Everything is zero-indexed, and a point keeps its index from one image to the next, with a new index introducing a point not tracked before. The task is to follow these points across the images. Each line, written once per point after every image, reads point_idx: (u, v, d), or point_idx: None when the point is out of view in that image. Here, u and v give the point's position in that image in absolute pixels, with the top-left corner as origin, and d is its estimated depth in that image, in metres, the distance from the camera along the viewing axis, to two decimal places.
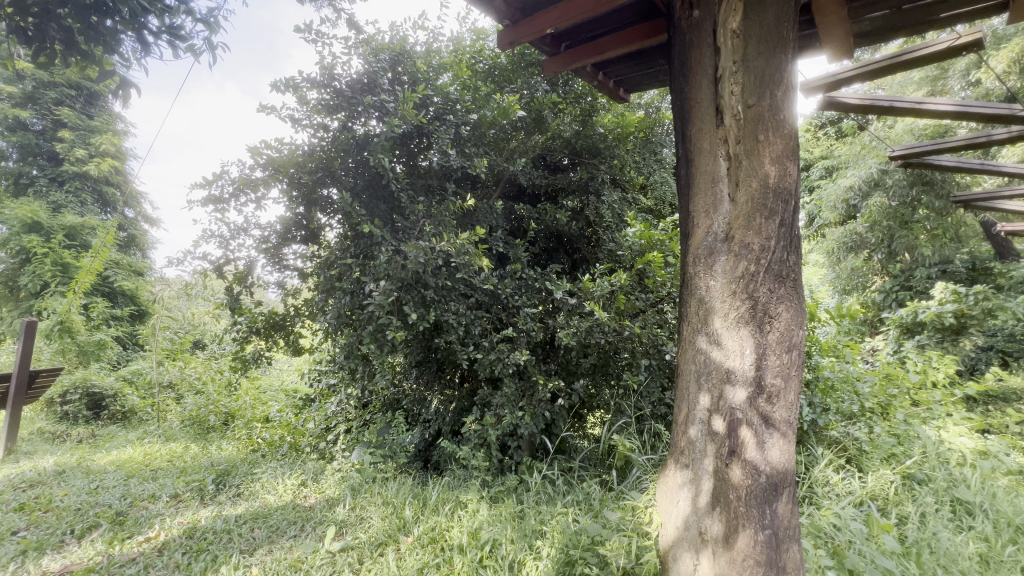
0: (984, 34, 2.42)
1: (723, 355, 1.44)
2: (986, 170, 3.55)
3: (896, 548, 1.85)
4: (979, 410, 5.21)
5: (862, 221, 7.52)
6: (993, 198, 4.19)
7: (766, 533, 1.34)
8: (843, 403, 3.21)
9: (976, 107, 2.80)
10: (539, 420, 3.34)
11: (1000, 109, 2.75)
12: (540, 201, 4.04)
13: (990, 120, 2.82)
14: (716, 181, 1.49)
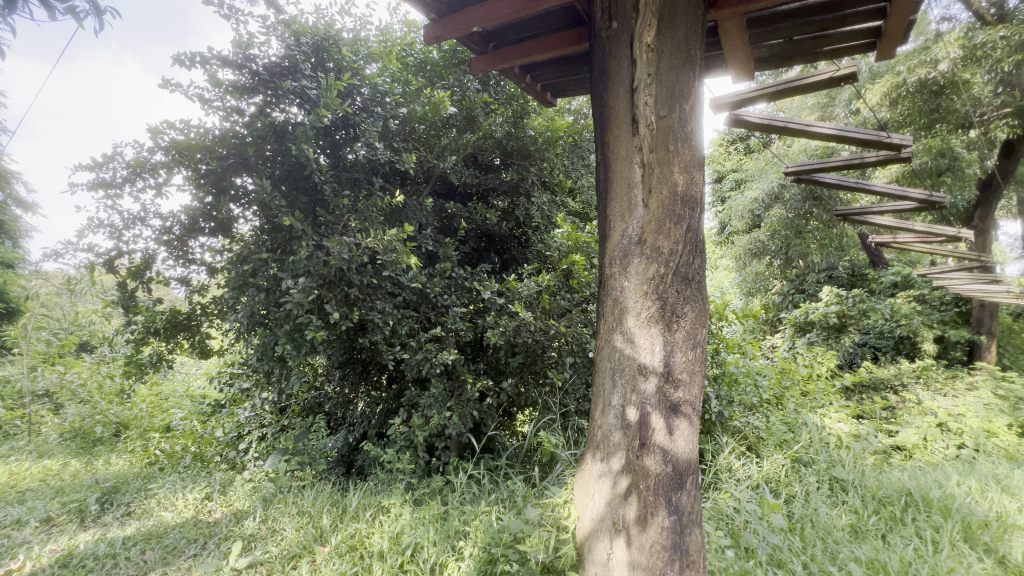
0: (859, 67, 2.74)
1: (636, 352, 1.51)
2: (862, 188, 4.04)
3: (783, 526, 2.06)
4: (854, 399, 5.98)
5: (765, 231, 8.32)
6: (867, 213, 4.79)
7: (672, 519, 1.44)
8: (745, 395, 3.51)
9: (853, 132, 3.18)
10: (466, 420, 3.32)
11: (871, 135, 3.14)
12: (472, 200, 4.04)
13: (864, 145, 3.21)
14: (630, 187, 1.56)
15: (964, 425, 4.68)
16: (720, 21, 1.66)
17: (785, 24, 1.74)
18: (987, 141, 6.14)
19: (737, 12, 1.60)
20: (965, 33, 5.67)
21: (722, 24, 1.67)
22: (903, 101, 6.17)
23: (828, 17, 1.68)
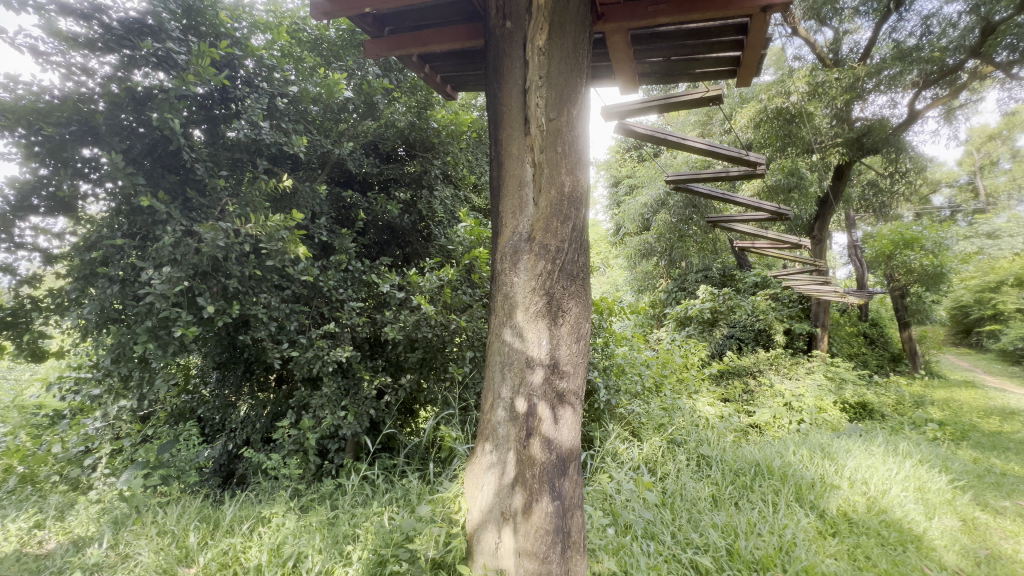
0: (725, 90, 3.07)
1: (524, 346, 1.56)
2: (729, 199, 4.57)
3: (655, 501, 2.28)
4: (722, 384, 6.83)
5: (653, 233, 9.09)
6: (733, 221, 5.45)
7: (555, 503, 1.51)
8: (631, 384, 3.80)
9: (721, 149, 3.57)
10: (362, 419, 3.18)
11: (735, 153, 3.55)
12: (372, 190, 3.85)
13: (730, 161, 3.62)
14: (522, 184, 1.60)
15: (803, 404, 5.57)
16: (607, 34, 1.77)
17: (663, 45, 1.90)
18: (824, 165, 7.32)
19: (621, 27, 1.72)
20: (811, 72, 6.68)
21: (609, 37, 1.79)
22: (764, 125, 7.10)
23: (698, 43, 1.87)
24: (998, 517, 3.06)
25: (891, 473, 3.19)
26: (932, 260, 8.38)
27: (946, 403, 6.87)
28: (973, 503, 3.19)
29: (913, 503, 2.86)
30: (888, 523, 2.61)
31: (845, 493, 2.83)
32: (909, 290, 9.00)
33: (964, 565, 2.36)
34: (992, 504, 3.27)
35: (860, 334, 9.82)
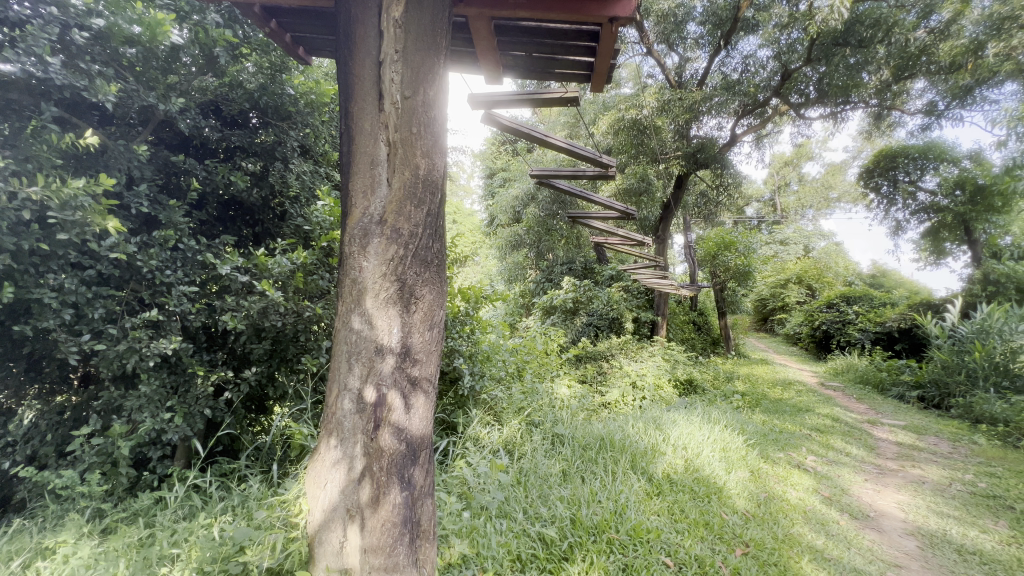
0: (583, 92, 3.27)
1: (373, 333, 1.49)
2: (587, 197, 4.92)
3: (508, 480, 2.39)
4: (580, 367, 7.46)
5: (523, 225, 9.48)
6: (590, 218, 5.91)
7: (405, 495, 1.48)
8: (495, 369, 3.91)
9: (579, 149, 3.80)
10: (193, 421, 2.74)
11: (591, 154, 3.80)
12: (212, 157, 3.30)
13: (586, 161, 3.87)
14: (374, 164, 1.51)
15: (645, 383, 6.36)
16: (470, 19, 1.76)
17: (524, 40, 1.95)
18: (668, 173, 8.33)
19: (483, 13, 1.72)
20: (659, 90, 7.52)
21: (472, 22, 1.78)
22: (621, 133, 7.80)
23: (557, 43, 1.95)
24: (774, 466, 3.85)
25: (703, 438, 3.79)
26: (743, 260, 10.14)
27: (747, 377, 8.45)
28: (759, 456, 3.96)
29: (717, 461, 3.44)
30: (699, 480, 3.10)
31: (669, 458, 3.30)
32: (727, 285, 10.79)
33: (749, 507, 2.94)
34: (772, 456, 4.10)
35: (690, 321, 11.50)
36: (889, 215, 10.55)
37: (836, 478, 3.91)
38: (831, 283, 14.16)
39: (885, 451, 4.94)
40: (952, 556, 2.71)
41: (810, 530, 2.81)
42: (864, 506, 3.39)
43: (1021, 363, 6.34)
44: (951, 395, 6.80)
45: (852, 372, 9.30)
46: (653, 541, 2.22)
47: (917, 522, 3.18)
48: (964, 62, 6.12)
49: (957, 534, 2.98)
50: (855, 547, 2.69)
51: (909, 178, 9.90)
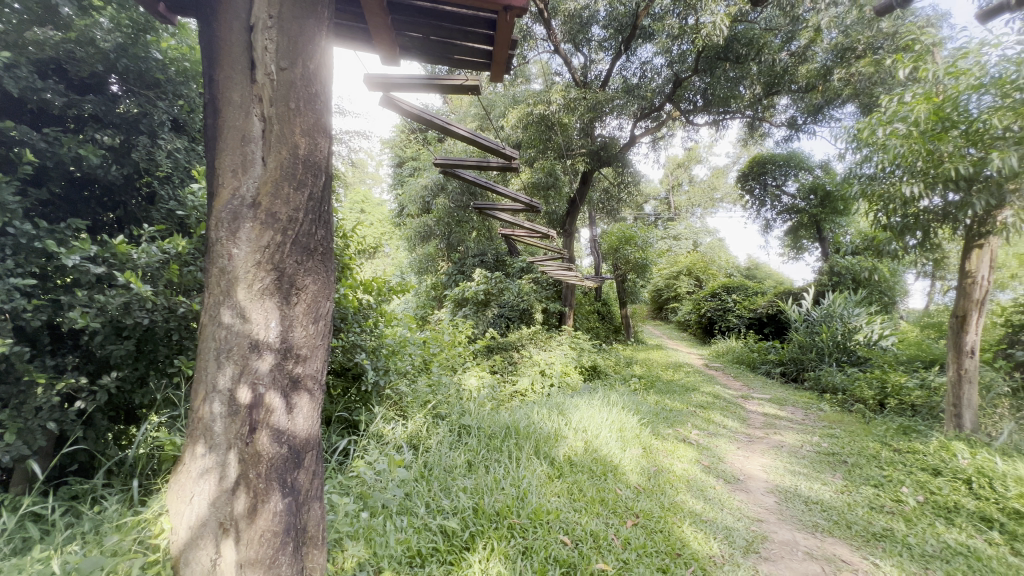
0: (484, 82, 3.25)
1: (246, 328, 1.35)
2: (492, 188, 4.93)
3: (407, 476, 2.33)
4: (491, 358, 7.54)
5: (433, 216, 9.30)
6: (496, 210, 5.96)
7: (286, 501, 1.38)
8: (401, 364, 3.78)
9: (482, 139, 3.78)
10: (31, 439, 2.27)
11: (494, 145, 3.80)
12: (56, 125, 2.74)
13: (490, 152, 3.86)
14: (246, 140, 1.37)
15: (553, 371, 6.62)
16: None
17: (421, 20, 1.87)
18: (574, 170, 8.66)
19: None
20: (565, 87, 7.76)
21: None
22: (530, 127, 7.92)
23: (454, 27, 1.90)
24: (664, 442, 4.21)
25: (602, 420, 4.03)
26: (641, 253, 10.90)
27: (644, 362, 9.14)
28: (651, 433, 4.30)
29: (614, 441, 3.68)
30: (597, 460, 3.29)
31: (570, 441, 3.45)
32: (627, 276, 11.55)
33: (640, 481, 3.18)
34: (662, 433, 4.48)
35: (594, 311, 12.14)
36: (761, 214, 11.99)
37: (715, 448, 4.38)
38: (714, 274, 15.77)
39: (754, 422, 5.64)
40: (801, 507, 3.16)
41: (691, 497, 3.11)
42: (736, 471, 3.84)
43: (855, 340, 7.59)
44: (804, 370, 7.94)
45: (731, 353, 10.48)
46: (553, 521, 2.31)
47: (776, 480, 3.67)
48: (817, 83, 7.05)
49: (806, 488, 3.49)
50: (727, 508, 3.03)
51: (776, 183, 11.33)
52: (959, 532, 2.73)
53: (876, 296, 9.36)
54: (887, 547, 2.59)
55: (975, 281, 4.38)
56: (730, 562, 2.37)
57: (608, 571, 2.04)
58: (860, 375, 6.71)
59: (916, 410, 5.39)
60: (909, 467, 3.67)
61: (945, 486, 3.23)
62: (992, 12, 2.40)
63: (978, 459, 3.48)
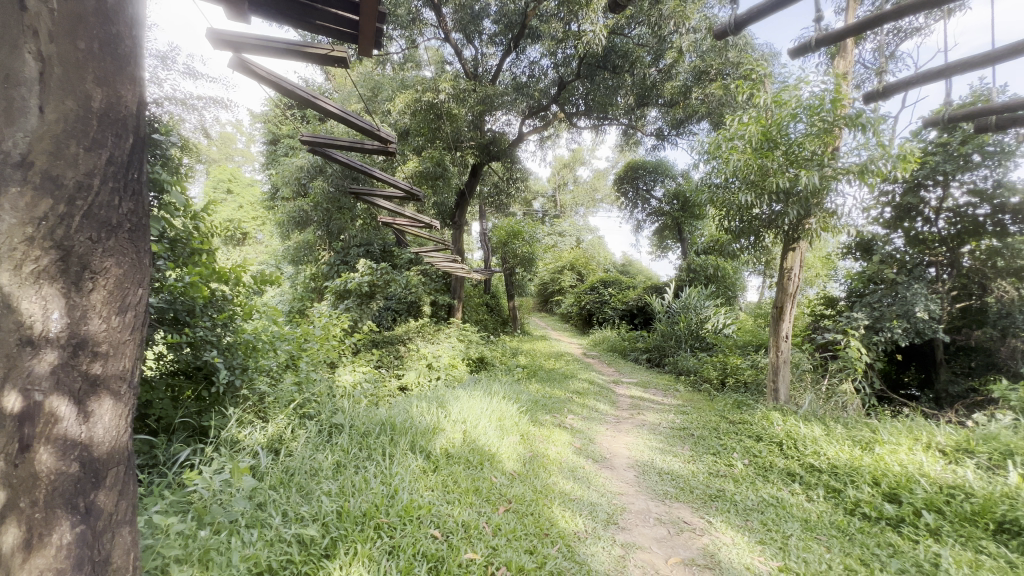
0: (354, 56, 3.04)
1: (14, 319, 1.10)
2: (363, 170, 4.68)
3: (253, 486, 2.03)
4: (375, 351, 7.21)
5: (310, 200, 8.54)
6: (372, 194, 5.67)
7: (79, 529, 1.18)
8: (264, 361, 3.41)
9: (354, 119, 3.56)
10: None
11: (367, 125, 3.61)
12: None
13: (363, 133, 3.65)
14: (11, 83, 1.11)
15: (440, 364, 6.56)
16: None
17: None
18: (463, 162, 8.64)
19: None
20: (454, 77, 7.64)
21: None
22: (418, 114, 7.67)
23: None
24: (540, 428, 4.40)
25: (482, 410, 4.07)
26: (528, 248, 11.25)
27: (529, 352, 9.50)
28: (529, 421, 4.46)
29: (492, 430, 3.75)
30: (474, 450, 3.32)
31: (447, 433, 3.43)
32: (515, 270, 11.87)
33: (516, 467, 3.29)
34: (541, 419, 4.69)
35: (483, 303, 12.30)
36: (634, 216, 13.16)
37: (587, 431, 4.69)
38: (594, 270, 16.95)
39: (623, 404, 6.17)
40: (654, 477, 3.54)
41: (562, 478, 3.28)
42: (603, 450, 4.15)
43: (705, 329, 8.72)
44: (666, 355, 8.92)
45: (606, 342, 11.37)
46: (423, 516, 2.27)
47: (637, 456, 4.06)
48: (679, 100, 7.79)
49: (661, 460, 3.90)
50: (593, 485, 3.27)
51: (647, 187, 12.58)
52: (772, 487, 3.26)
53: (722, 290, 10.84)
54: (720, 506, 2.99)
55: (789, 278, 5.28)
56: (592, 535, 2.54)
57: (476, 560, 2.05)
58: (708, 358, 7.73)
59: (747, 386, 6.36)
60: (740, 435, 4.30)
61: (764, 449, 3.86)
62: (800, 50, 2.86)
63: (788, 425, 4.21)
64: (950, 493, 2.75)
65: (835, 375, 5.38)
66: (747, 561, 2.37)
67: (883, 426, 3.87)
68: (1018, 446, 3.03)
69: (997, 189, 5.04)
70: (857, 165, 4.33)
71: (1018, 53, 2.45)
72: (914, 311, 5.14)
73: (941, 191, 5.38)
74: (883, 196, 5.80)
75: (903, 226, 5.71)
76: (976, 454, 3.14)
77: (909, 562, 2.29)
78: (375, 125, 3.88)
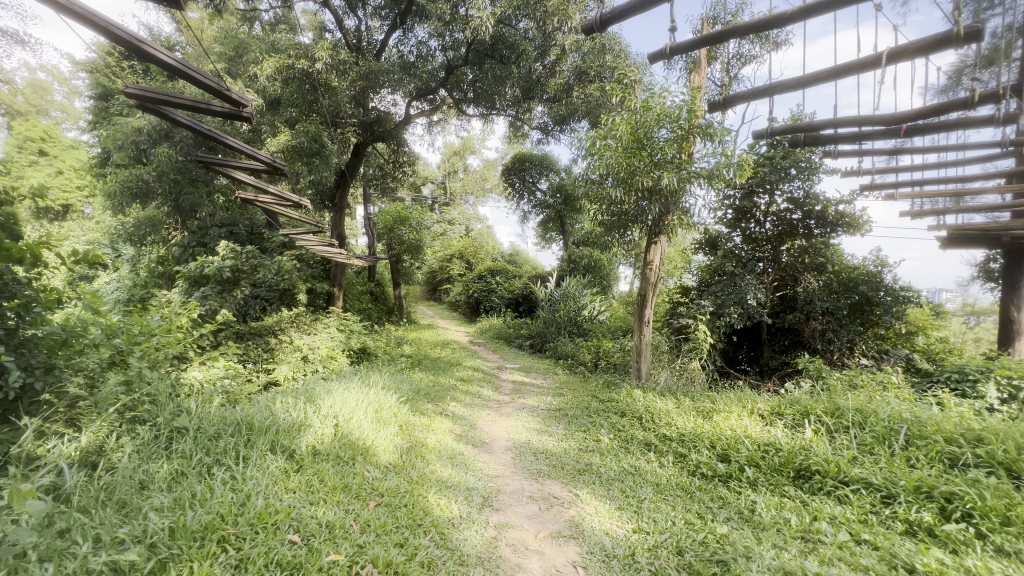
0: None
1: None
2: (209, 134, 4.10)
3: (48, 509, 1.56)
4: (238, 342, 6.43)
5: (151, 169, 7.25)
6: (225, 164, 5.02)
7: None
8: (79, 361, 2.80)
9: (195, 71, 3.12)
10: None
11: (213, 81, 3.20)
12: None
13: (207, 88, 3.23)
14: None
15: (315, 355, 6.09)
16: None
17: None
18: (343, 141, 8.09)
19: None
20: (334, 46, 7.05)
21: None
22: (291, 82, 6.95)
23: None
24: (421, 417, 4.31)
25: (358, 402, 3.83)
26: (415, 234, 10.92)
27: (414, 341, 9.28)
28: (409, 410, 4.34)
29: (368, 422, 3.55)
30: (346, 445, 3.13)
31: (316, 429, 3.17)
32: (401, 257, 11.47)
33: (392, 460, 3.17)
34: (421, 408, 4.60)
35: (366, 291, 11.71)
36: (520, 206, 13.55)
37: (469, 417, 4.71)
38: (482, 259, 17.10)
39: (505, 389, 6.35)
40: (529, 457, 3.69)
41: (440, 466, 3.25)
42: (483, 435, 4.21)
43: (583, 316, 9.35)
44: (547, 341, 9.35)
45: (492, 329, 11.59)
46: (280, 521, 2.07)
47: (516, 437, 4.19)
48: (562, 97, 8.14)
49: (537, 441, 4.07)
50: (471, 470, 3.29)
51: (533, 180, 13.02)
52: (632, 457, 3.60)
53: (598, 280, 11.69)
54: (586, 479, 3.22)
55: (650, 270, 5.85)
56: (467, 520, 2.56)
57: (338, 562, 1.92)
58: (584, 343, 8.29)
59: (616, 366, 6.97)
60: (608, 412, 4.67)
61: (626, 424, 4.25)
62: (655, 56, 3.15)
63: (648, 401, 4.67)
64: (766, 450, 3.28)
65: (686, 354, 6.13)
66: (606, 527, 2.57)
67: (720, 397, 4.50)
68: (813, 407, 3.74)
69: (807, 198, 6.15)
70: (706, 170, 4.92)
71: (820, 81, 2.98)
72: (746, 298, 6.06)
73: (768, 198, 6.40)
74: (726, 200, 6.70)
75: (741, 226, 6.64)
76: (784, 416, 3.82)
77: (734, 511, 2.70)
78: (222, 82, 3.45)
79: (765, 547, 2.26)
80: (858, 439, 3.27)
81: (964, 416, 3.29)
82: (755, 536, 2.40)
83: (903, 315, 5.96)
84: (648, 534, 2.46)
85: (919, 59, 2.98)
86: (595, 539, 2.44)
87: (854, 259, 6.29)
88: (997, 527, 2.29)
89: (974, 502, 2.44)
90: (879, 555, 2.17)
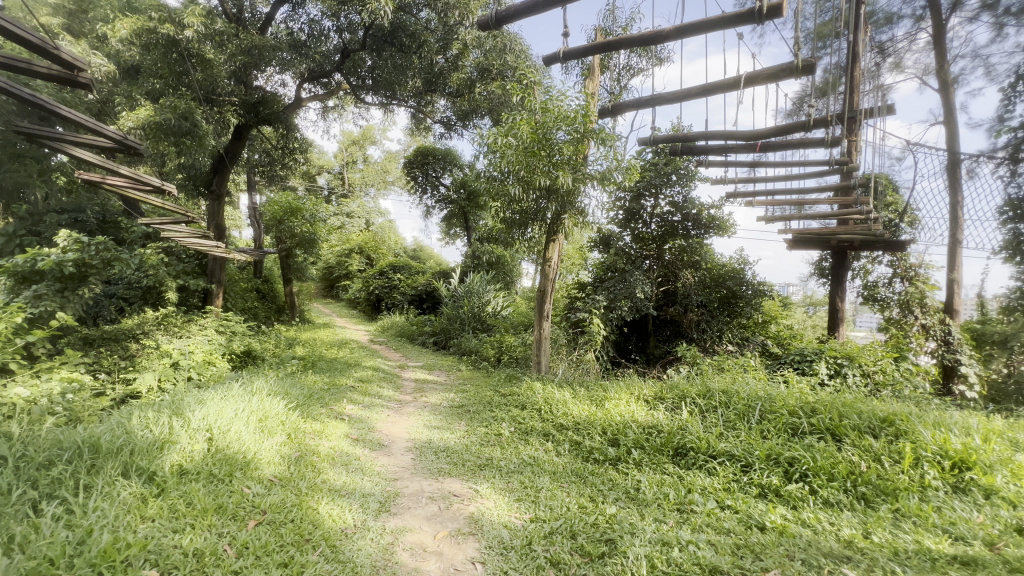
0: None
1: None
2: (32, 100, 3.38)
3: None
4: (85, 349, 5.46)
5: None
6: (61, 141, 4.17)
7: None
8: None
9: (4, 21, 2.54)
10: None
11: (31, 34, 2.65)
12: None
13: (22, 43, 2.66)
14: None
15: (188, 361, 5.39)
16: None
17: None
18: (221, 121, 7.24)
19: None
20: (209, 13, 6.26)
21: None
22: (153, 49, 6.05)
23: None
24: (313, 423, 4.01)
25: (237, 411, 3.45)
26: (309, 227, 10.15)
27: (308, 342, 8.63)
28: (300, 416, 4.01)
29: (248, 432, 3.22)
30: (221, 459, 2.82)
31: (183, 446, 2.79)
32: (293, 252, 10.59)
33: (277, 472, 2.90)
34: (314, 412, 4.29)
35: (251, 289, 10.66)
36: (423, 201, 13.27)
37: (367, 420, 4.49)
38: (384, 254, 16.46)
39: (407, 388, 6.16)
40: (430, 456, 3.62)
41: (333, 473, 3.05)
42: (382, 437, 4.04)
43: (486, 312, 9.43)
44: (450, 338, 9.27)
45: (394, 327, 11.22)
46: (134, 556, 1.80)
47: (416, 437, 4.08)
48: (464, 91, 8.09)
49: (438, 439, 4.00)
50: (367, 475, 3.14)
51: (436, 174, 12.81)
52: (531, 448, 3.70)
53: (501, 276, 11.87)
54: (487, 473, 3.24)
55: (549, 266, 6.05)
56: (360, 529, 2.43)
57: None
58: (487, 338, 8.37)
59: (519, 360, 7.15)
60: (509, 406, 4.76)
61: (526, 416, 4.36)
62: (550, 59, 3.24)
63: (547, 393, 4.84)
64: (649, 432, 3.59)
65: (582, 346, 6.47)
66: (505, 519, 2.61)
67: (612, 385, 4.83)
68: (688, 390, 4.16)
69: (685, 203, 6.82)
70: (600, 173, 5.22)
71: (693, 96, 3.30)
72: (635, 293, 6.57)
73: (653, 201, 6.98)
74: (618, 201, 7.17)
75: (630, 226, 7.15)
76: (665, 399, 4.20)
77: (622, 491, 2.91)
78: (46, 37, 2.87)
79: (647, 521, 2.46)
80: (724, 416, 3.70)
81: (803, 392, 3.88)
82: (639, 513, 2.61)
83: (759, 306, 6.89)
84: (544, 522, 2.55)
85: (769, 84, 3.43)
86: (493, 533, 2.47)
87: (722, 258, 7.11)
88: (824, 483, 2.75)
89: (808, 463, 2.91)
90: (738, 518, 2.49)
